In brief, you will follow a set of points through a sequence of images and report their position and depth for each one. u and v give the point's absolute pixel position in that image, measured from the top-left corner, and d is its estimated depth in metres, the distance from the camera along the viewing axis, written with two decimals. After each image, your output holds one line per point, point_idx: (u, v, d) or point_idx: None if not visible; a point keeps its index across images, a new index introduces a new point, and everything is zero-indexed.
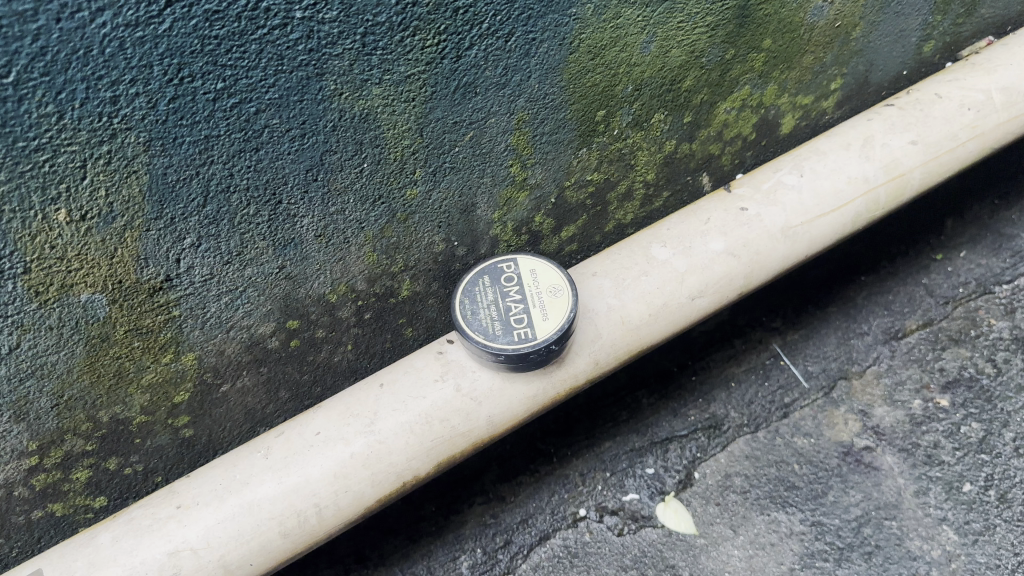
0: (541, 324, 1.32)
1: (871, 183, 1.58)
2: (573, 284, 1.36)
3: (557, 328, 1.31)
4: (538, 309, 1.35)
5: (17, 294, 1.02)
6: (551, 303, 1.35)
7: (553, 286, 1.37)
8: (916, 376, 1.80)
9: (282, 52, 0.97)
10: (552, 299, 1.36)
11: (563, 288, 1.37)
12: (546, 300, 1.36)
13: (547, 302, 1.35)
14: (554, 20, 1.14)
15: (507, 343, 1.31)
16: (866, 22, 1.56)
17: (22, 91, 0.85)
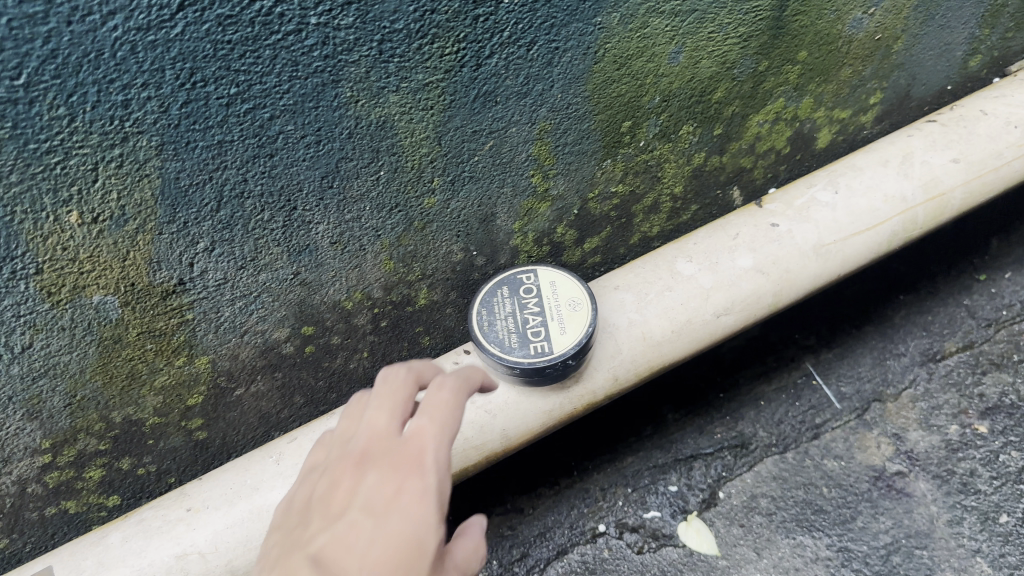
0: (558, 337, 1.29)
1: (908, 202, 1.52)
2: (592, 299, 1.33)
3: (573, 343, 1.28)
4: (556, 322, 1.32)
5: (29, 295, 1.01)
6: (569, 317, 1.32)
7: (573, 300, 1.34)
8: (954, 401, 1.74)
9: (297, 58, 0.95)
10: (571, 312, 1.33)
11: (582, 302, 1.34)
12: (564, 313, 1.33)
13: (565, 315, 1.33)
14: (578, 29, 1.11)
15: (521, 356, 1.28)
16: (908, 35, 1.50)
17: (33, 93, 0.84)
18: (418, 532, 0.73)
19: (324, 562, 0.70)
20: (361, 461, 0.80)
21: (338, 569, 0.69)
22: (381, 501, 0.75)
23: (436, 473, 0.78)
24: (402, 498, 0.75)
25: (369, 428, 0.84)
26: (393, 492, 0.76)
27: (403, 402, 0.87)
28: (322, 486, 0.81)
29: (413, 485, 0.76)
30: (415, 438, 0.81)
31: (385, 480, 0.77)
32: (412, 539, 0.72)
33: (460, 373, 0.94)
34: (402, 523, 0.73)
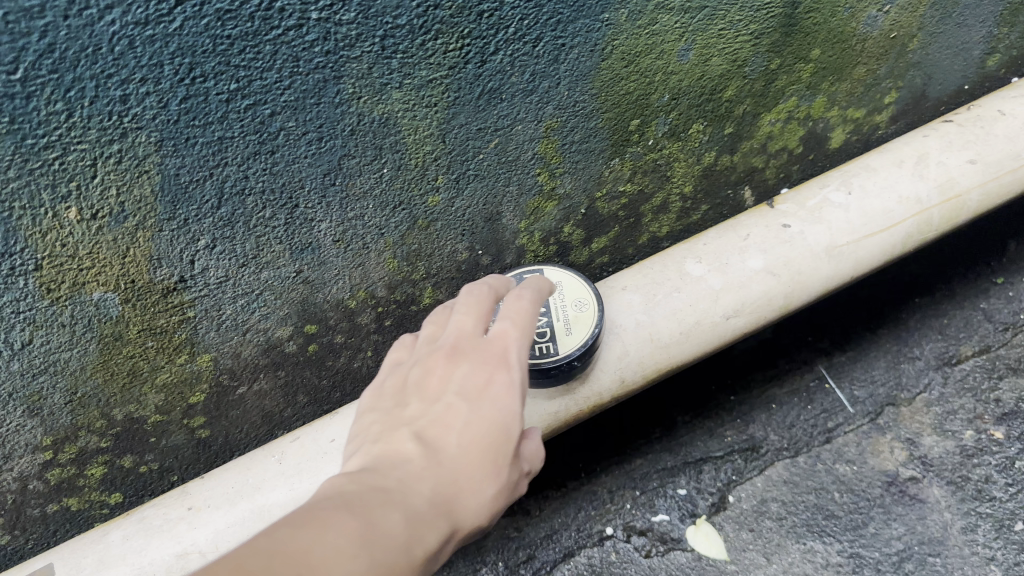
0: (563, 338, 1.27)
1: (924, 204, 1.49)
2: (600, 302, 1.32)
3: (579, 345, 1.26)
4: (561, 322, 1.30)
5: (28, 291, 1.01)
6: (576, 318, 1.30)
7: (581, 301, 1.33)
8: (969, 406, 1.71)
9: (298, 54, 0.93)
10: (577, 313, 1.31)
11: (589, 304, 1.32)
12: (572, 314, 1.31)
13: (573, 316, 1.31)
14: (585, 25, 1.09)
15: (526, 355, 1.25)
16: (924, 33, 1.47)
17: (30, 88, 0.83)
18: (507, 421, 0.83)
19: (426, 441, 0.80)
20: (452, 350, 0.89)
21: (439, 448, 0.79)
22: (476, 389, 0.84)
23: (519, 370, 0.88)
24: (493, 390, 0.85)
25: (455, 328, 0.91)
26: (485, 381, 0.85)
27: (484, 301, 0.95)
28: (414, 371, 0.89)
29: (503, 379, 0.86)
30: (500, 338, 0.90)
31: (478, 369, 0.86)
32: (501, 427, 0.82)
33: (530, 281, 1.02)
34: (494, 413, 0.83)
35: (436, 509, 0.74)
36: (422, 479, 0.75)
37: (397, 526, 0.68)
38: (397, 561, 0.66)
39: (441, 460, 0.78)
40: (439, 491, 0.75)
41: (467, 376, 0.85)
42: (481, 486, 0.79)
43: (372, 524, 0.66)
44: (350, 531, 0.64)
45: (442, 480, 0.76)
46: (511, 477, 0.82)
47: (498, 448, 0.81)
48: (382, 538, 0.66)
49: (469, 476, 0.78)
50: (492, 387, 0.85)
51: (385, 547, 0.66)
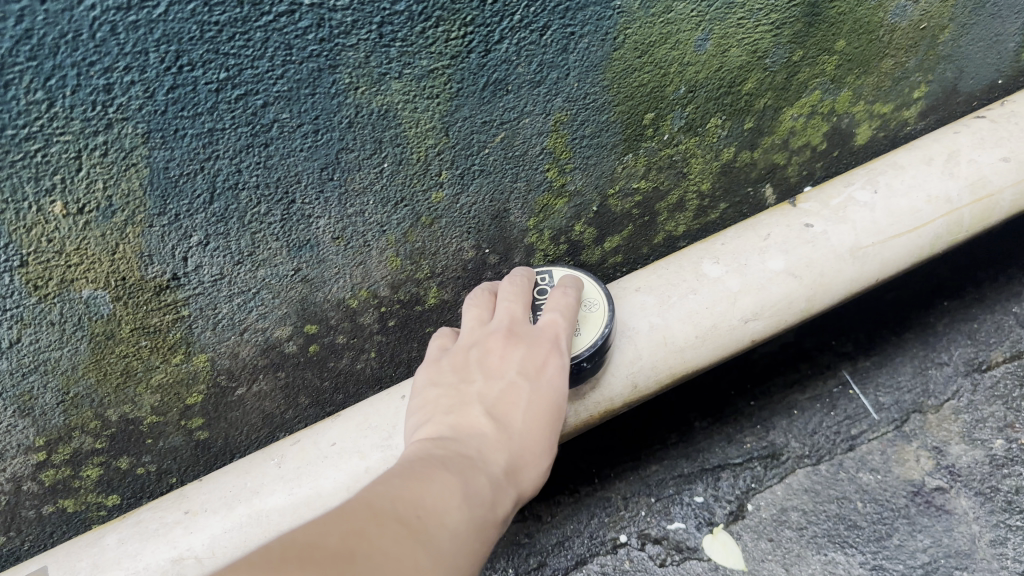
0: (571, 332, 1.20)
1: (953, 204, 1.42)
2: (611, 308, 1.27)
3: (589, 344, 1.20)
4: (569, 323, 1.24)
5: (14, 288, 0.97)
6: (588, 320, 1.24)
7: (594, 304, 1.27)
8: (999, 415, 1.64)
9: (291, 41, 0.88)
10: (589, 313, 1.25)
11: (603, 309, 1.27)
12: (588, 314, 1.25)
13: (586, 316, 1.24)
14: (595, 13, 1.04)
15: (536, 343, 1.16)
16: (956, 24, 1.41)
17: (8, 76, 0.79)
18: (559, 401, 0.96)
19: (496, 414, 0.91)
20: (509, 334, 1.01)
21: (508, 421, 0.91)
22: (535, 370, 0.97)
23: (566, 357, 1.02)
24: (549, 371, 0.98)
25: (510, 312, 1.06)
26: (542, 364, 0.98)
27: (528, 296, 1.11)
28: (475, 350, 1.01)
29: (557, 362, 1.00)
30: (549, 327, 1.05)
31: (536, 354, 0.99)
32: (556, 406, 0.96)
33: (567, 283, 1.18)
34: (552, 393, 0.96)
35: (507, 473, 0.87)
36: (497, 449, 0.87)
37: (482, 487, 0.81)
38: (485, 515, 0.79)
39: (510, 433, 0.90)
40: (512, 458, 0.88)
41: (528, 358, 0.98)
42: (540, 457, 0.92)
43: (467, 484, 0.79)
44: (453, 489, 0.77)
45: (513, 451, 0.89)
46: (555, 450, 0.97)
47: (553, 424, 0.95)
48: (476, 496, 0.79)
49: (533, 448, 0.91)
50: (549, 369, 0.98)
51: (478, 503, 0.78)
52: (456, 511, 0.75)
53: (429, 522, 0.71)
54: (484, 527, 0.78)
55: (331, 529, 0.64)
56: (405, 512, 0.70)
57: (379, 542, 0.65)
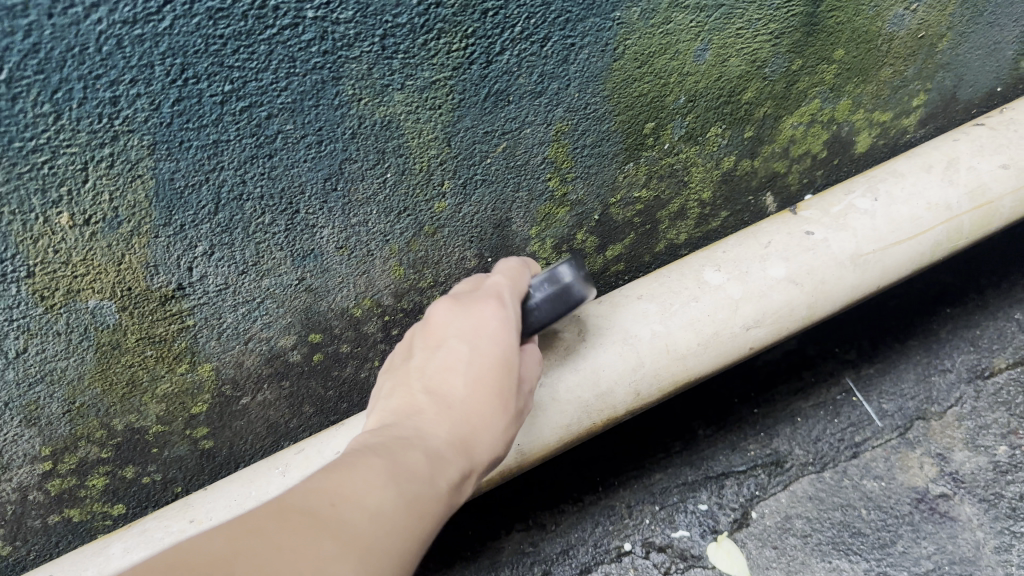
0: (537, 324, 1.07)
1: (953, 211, 1.43)
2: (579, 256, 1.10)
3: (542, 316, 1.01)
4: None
5: (22, 298, 0.99)
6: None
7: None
8: (1002, 421, 1.64)
9: (295, 54, 0.89)
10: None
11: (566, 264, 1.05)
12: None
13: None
14: (595, 24, 1.05)
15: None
16: (954, 33, 1.42)
17: (16, 90, 0.81)
18: (506, 353, 0.87)
19: (437, 388, 0.83)
20: (450, 300, 0.93)
21: (450, 390, 0.83)
22: (474, 326, 0.88)
23: (513, 310, 0.93)
24: (490, 323, 0.88)
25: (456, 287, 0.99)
26: (481, 317, 0.89)
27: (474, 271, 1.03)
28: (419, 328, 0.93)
29: (499, 314, 0.90)
30: (492, 286, 0.96)
31: (475, 310, 0.90)
32: (503, 362, 0.86)
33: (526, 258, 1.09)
34: (497, 349, 0.86)
35: (451, 448, 0.78)
36: (438, 423, 0.80)
37: (417, 464, 0.72)
38: (425, 493, 0.70)
39: (451, 402, 0.82)
40: (457, 431, 0.80)
41: (463, 320, 0.89)
42: (490, 423, 0.83)
43: (395, 462, 0.70)
44: (379, 471, 0.68)
45: (457, 421, 0.80)
46: (517, 410, 0.87)
47: (503, 382, 0.85)
48: (409, 475, 0.70)
49: (483, 413, 0.82)
50: (489, 324, 0.88)
51: (413, 483, 0.70)
52: (383, 491, 0.66)
53: (347, 507, 0.63)
54: (425, 507, 0.69)
55: (222, 534, 0.56)
56: (318, 501, 0.62)
57: (276, 538, 0.56)
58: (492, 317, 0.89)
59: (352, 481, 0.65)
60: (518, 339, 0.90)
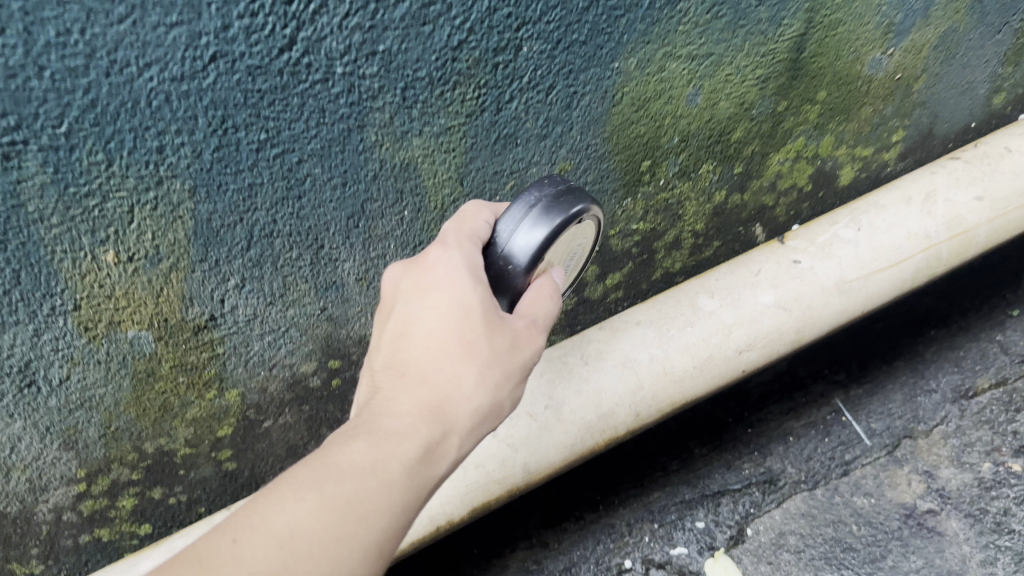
0: (552, 255, 1.04)
1: (932, 240, 1.53)
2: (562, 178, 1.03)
3: (535, 254, 0.96)
4: (577, 267, 1.17)
5: (67, 329, 1.07)
6: (577, 232, 1.05)
7: (587, 246, 1.13)
8: (986, 439, 1.72)
9: (324, 106, 0.98)
10: (577, 255, 1.13)
11: (542, 192, 1.00)
12: (568, 246, 1.07)
13: (568, 258, 1.10)
14: (595, 74, 1.14)
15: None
16: (929, 74, 1.53)
17: (73, 140, 0.89)
18: (457, 300, 0.90)
19: (396, 360, 0.90)
20: (406, 265, 0.98)
21: (408, 360, 0.89)
22: (419, 285, 0.93)
23: (472, 251, 0.95)
24: (438, 277, 0.92)
25: None
26: (427, 274, 0.93)
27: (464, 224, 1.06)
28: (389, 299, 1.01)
29: (444, 263, 0.93)
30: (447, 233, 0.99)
31: (420, 270, 0.94)
32: (459, 310, 0.89)
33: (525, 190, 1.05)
34: (445, 302, 0.90)
35: (410, 417, 0.84)
36: (393, 403, 0.86)
37: (360, 457, 0.79)
38: (363, 483, 0.77)
39: (406, 373, 0.88)
40: (415, 401, 0.86)
41: (412, 284, 0.93)
42: (457, 375, 0.87)
43: (325, 466, 0.77)
44: (307, 482, 0.76)
45: (413, 395, 0.86)
46: (496, 346, 0.89)
47: (462, 329, 0.88)
48: (344, 469, 0.78)
49: (442, 372, 0.87)
50: (433, 277, 0.92)
51: (345, 477, 0.77)
52: (302, 504, 0.74)
53: (252, 537, 0.72)
54: (367, 497, 0.77)
55: None
56: (226, 537, 0.72)
57: None
58: (438, 270, 0.93)
59: (268, 504, 0.74)
60: (475, 279, 0.92)
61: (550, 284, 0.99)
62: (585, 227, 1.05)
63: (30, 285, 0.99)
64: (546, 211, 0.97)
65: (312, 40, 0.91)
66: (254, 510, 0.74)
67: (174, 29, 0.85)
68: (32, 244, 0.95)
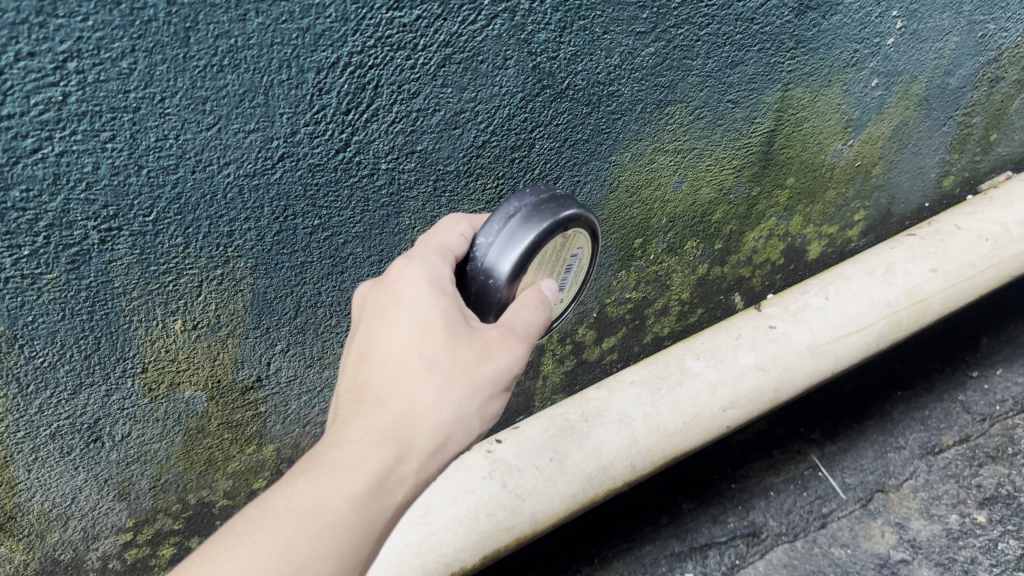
0: (540, 266, 1.13)
1: (893, 307, 1.70)
2: (546, 192, 1.13)
3: (517, 263, 1.06)
4: (572, 278, 1.25)
5: (134, 390, 1.21)
6: (563, 239, 1.14)
7: (582, 256, 1.22)
8: (952, 492, 1.88)
9: (369, 196, 1.17)
10: (571, 265, 1.22)
11: (523, 203, 1.10)
12: (558, 257, 1.16)
13: (561, 269, 1.18)
14: (596, 166, 1.34)
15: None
16: (885, 161, 1.74)
17: (159, 227, 1.03)
18: (416, 318, 0.95)
19: (358, 383, 0.95)
20: (376, 282, 1.05)
21: (367, 383, 0.94)
22: (381, 304, 0.99)
23: (442, 262, 1.03)
24: (400, 294, 0.98)
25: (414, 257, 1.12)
26: (389, 293, 0.99)
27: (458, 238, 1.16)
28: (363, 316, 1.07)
29: (404, 282, 0.98)
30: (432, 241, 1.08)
31: (383, 292, 1.00)
32: (419, 326, 0.94)
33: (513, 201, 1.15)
34: (404, 321, 0.95)
35: (362, 445, 0.90)
36: (347, 431, 0.92)
37: (303, 499, 0.87)
38: (299, 528, 0.85)
39: (363, 399, 0.93)
40: (369, 427, 0.91)
41: (377, 303, 0.99)
42: (413, 396, 0.91)
43: (265, 518, 0.87)
44: (248, 534, 0.86)
45: (367, 420, 0.91)
46: (457, 360, 0.93)
47: (422, 345, 0.93)
48: (283, 515, 0.86)
49: (398, 395, 0.91)
50: (395, 293, 0.98)
51: (283, 523, 0.86)
52: (240, 558, 0.84)
53: None
54: (303, 541, 0.85)
55: None
56: None
57: None
58: (401, 284, 0.99)
59: (208, 561, 0.85)
60: (438, 293, 0.97)
61: (536, 294, 1.07)
62: (571, 235, 1.15)
63: (108, 349, 1.13)
64: (526, 221, 1.08)
65: (363, 142, 1.10)
66: (195, 564, 0.85)
67: (251, 134, 1.01)
68: (114, 314, 1.09)
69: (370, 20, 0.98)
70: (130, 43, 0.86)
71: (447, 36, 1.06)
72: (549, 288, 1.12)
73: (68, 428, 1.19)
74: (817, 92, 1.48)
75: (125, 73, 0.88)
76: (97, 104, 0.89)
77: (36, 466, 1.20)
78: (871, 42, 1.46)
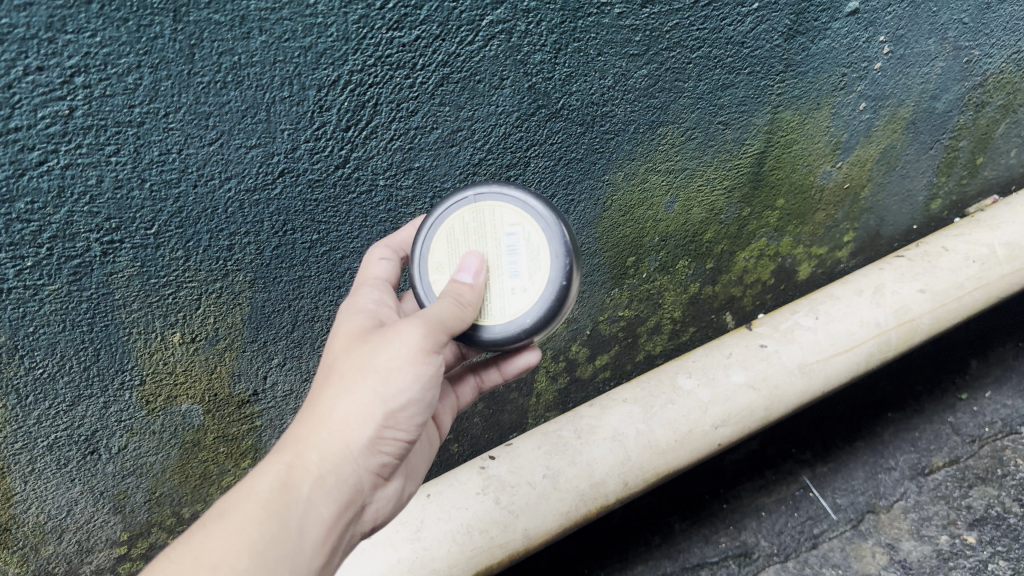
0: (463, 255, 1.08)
1: (882, 327, 1.71)
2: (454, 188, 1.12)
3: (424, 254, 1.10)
4: (539, 249, 1.06)
5: (132, 403, 1.22)
6: (474, 221, 1.09)
7: (532, 226, 1.07)
8: (943, 513, 1.89)
9: (367, 212, 1.19)
10: (529, 243, 1.07)
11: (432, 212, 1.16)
12: (487, 238, 1.08)
13: (506, 248, 1.07)
14: (590, 184, 1.36)
15: (498, 320, 1.06)
16: (873, 183, 1.77)
17: (160, 240, 1.05)
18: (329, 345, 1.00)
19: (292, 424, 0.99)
20: None
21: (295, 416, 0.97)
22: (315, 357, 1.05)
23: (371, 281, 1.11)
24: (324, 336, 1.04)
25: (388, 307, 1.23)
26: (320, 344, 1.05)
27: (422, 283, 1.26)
28: None
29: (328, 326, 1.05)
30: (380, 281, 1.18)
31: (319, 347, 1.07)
32: (329, 350, 0.99)
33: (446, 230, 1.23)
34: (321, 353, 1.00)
35: (273, 454, 0.91)
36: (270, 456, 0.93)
37: (220, 510, 0.87)
38: (212, 528, 0.84)
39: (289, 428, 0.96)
40: (284, 442, 0.92)
41: None
42: (318, 399, 0.93)
43: (189, 535, 0.86)
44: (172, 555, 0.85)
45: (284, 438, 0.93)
46: (355, 355, 0.94)
47: (328, 360, 0.97)
48: (201, 527, 0.86)
49: (309, 405, 0.94)
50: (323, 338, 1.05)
51: (200, 535, 0.85)
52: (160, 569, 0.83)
53: None
54: (213, 539, 0.83)
55: None
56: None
57: None
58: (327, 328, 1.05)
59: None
60: (351, 318, 1.02)
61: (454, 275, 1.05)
62: (485, 212, 1.08)
63: (107, 361, 1.14)
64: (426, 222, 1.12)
65: (362, 159, 1.12)
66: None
67: (252, 150, 1.03)
68: (114, 326, 1.11)
69: (371, 39, 1.01)
70: (136, 59, 0.88)
71: (445, 56, 1.08)
72: (467, 270, 1.04)
73: (65, 439, 1.19)
74: (806, 115, 1.51)
75: (131, 88, 0.90)
76: (103, 118, 0.91)
77: (32, 478, 1.21)
78: (859, 66, 1.50)
